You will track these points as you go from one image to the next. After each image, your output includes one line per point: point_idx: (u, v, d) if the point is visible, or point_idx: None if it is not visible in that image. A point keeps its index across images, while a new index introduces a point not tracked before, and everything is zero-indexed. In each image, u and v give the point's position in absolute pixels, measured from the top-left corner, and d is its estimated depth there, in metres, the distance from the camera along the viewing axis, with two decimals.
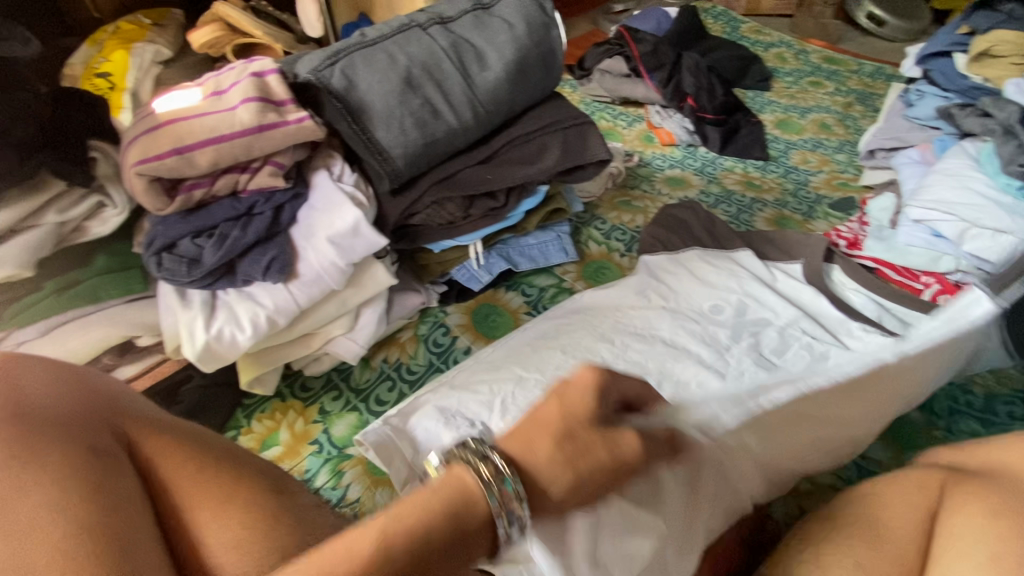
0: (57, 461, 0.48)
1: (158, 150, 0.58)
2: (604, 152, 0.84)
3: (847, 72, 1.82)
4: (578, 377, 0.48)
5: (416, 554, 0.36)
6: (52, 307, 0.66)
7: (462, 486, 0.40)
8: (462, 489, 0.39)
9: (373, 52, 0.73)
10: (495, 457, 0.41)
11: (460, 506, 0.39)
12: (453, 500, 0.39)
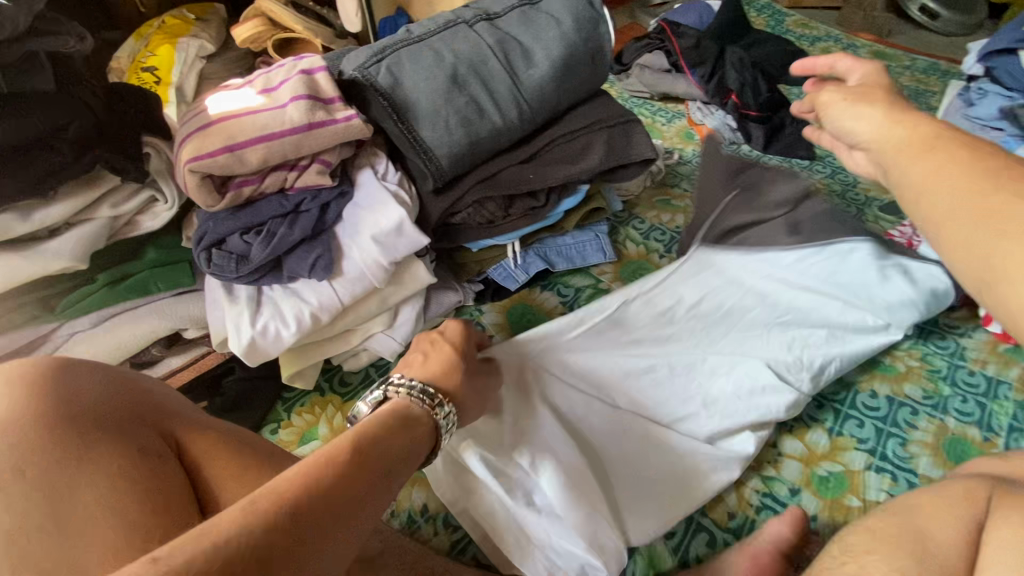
0: (108, 461, 0.52)
1: (211, 148, 0.58)
2: (649, 151, 0.82)
3: (899, 67, 1.73)
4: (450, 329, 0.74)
5: (375, 451, 0.52)
6: (105, 298, 0.67)
7: (402, 411, 0.58)
8: (401, 411, 0.58)
9: (419, 49, 0.72)
10: (428, 389, 0.63)
11: (406, 424, 0.57)
12: (396, 417, 0.57)
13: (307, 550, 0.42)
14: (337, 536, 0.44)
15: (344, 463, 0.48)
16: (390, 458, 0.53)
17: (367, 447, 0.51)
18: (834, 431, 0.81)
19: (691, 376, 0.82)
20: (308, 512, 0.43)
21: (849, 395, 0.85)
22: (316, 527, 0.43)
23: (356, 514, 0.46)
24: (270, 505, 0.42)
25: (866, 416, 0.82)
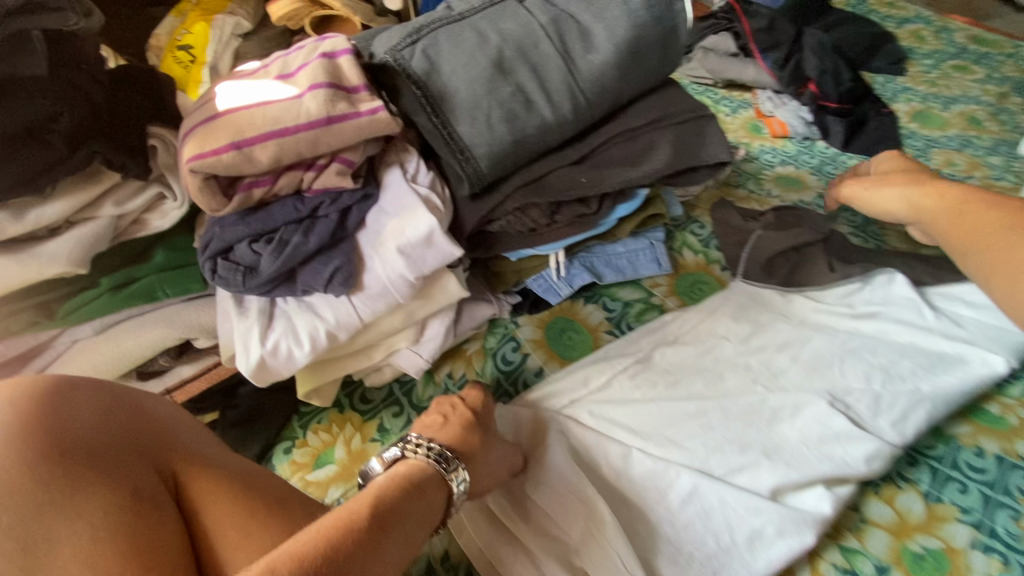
0: (93, 509, 0.44)
1: (215, 144, 0.50)
2: (724, 153, 0.69)
3: (1001, 54, 1.51)
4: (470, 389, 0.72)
5: (398, 514, 0.50)
6: (107, 305, 0.61)
7: (421, 474, 0.57)
8: (419, 474, 0.57)
9: (459, 29, 0.62)
10: (445, 452, 0.61)
11: (421, 485, 0.55)
12: (415, 481, 0.55)
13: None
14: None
15: (367, 523, 0.47)
16: (410, 525, 0.50)
17: (389, 511, 0.50)
18: (931, 497, 0.68)
19: (749, 416, 0.71)
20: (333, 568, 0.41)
21: (947, 451, 0.72)
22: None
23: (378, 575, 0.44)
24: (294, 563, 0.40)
25: (969, 479, 0.70)
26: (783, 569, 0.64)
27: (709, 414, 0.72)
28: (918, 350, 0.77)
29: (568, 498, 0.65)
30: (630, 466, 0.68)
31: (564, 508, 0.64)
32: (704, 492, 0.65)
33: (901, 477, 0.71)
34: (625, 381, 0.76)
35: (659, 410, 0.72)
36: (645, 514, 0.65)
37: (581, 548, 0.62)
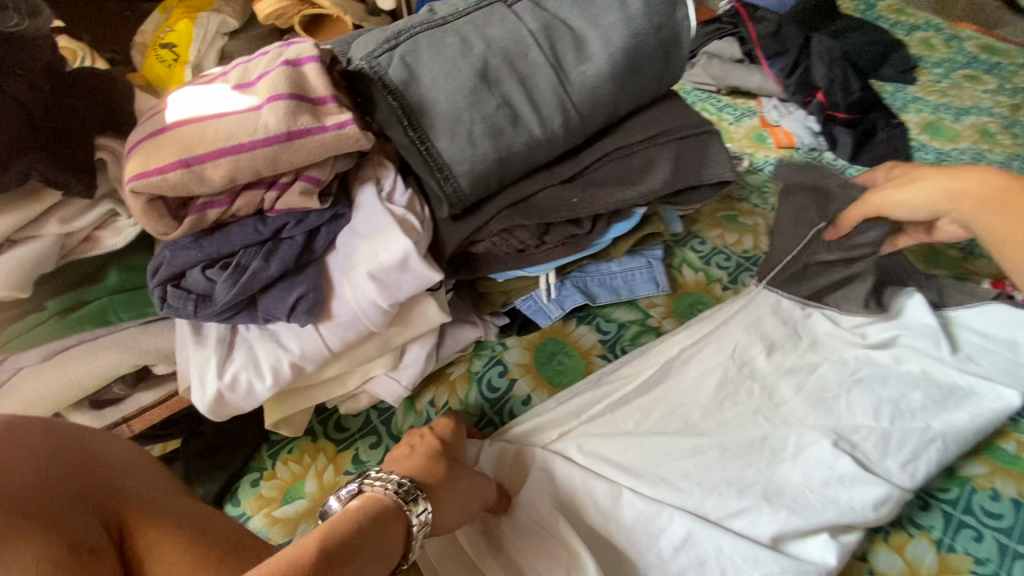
0: (27, 558, 0.39)
1: (160, 162, 0.45)
2: (727, 171, 0.64)
3: (1013, 65, 1.45)
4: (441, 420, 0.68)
5: (348, 550, 0.46)
6: (55, 330, 0.56)
7: (379, 505, 0.53)
8: (376, 506, 0.52)
9: (441, 34, 0.57)
10: (406, 482, 0.56)
11: (375, 517, 0.51)
12: (371, 512, 0.51)
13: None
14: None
15: (314, 563, 0.43)
16: (365, 561, 0.46)
17: (341, 547, 0.46)
18: (943, 545, 0.64)
19: (746, 451, 0.67)
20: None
21: (961, 493, 0.67)
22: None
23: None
24: None
25: (985, 526, 0.65)
26: None
27: (704, 449, 0.67)
28: (931, 382, 0.72)
29: (550, 544, 0.60)
30: (619, 509, 0.63)
31: (545, 555, 0.59)
32: (698, 539, 0.60)
33: (911, 523, 0.66)
34: (617, 412, 0.71)
35: (651, 446, 0.68)
36: (634, 562, 0.61)
37: None
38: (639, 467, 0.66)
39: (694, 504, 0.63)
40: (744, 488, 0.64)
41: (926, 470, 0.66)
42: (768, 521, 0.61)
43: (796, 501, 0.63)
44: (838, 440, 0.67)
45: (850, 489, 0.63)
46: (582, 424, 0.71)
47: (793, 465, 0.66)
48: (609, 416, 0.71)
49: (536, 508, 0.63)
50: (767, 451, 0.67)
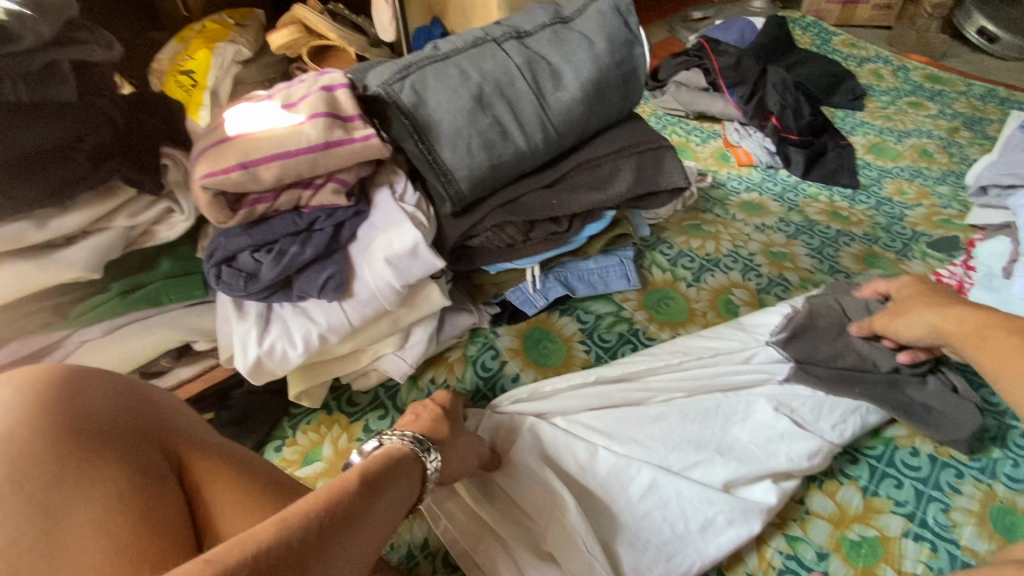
0: (107, 479, 0.48)
1: (225, 165, 0.57)
2: (680, 179, 0.77)
3: (953, 93, 1.63)
4: (442, 394, 0.78)
5: (383, 481, 0.54)
6: (118, 307, 0.67)
7: (398, 452, 0.60)
8: (398, 452, 0.60)
9: (444, 67, 0.70)
10: (418, 435, 0.64)
11: (400, 459, 0.59)
12: (394, 456, 0.59)
13: (335, 558, 0.43)
14: (355, 549, 0.46)
15: (357, 488, 0.50)
16: (394, 494, 0.54)
17: (376, 479, 0.53)
18: (869, 490, 0.75)
19: (704, 415, 0.77)
20: (332, 527, 0.45)
21: (886, 450, 0.79)
22: (342, 541, 0.45)
23: (372, 538, 0.48)
24: (303, 514, 0.44)
25: (904, 476, 0.76)
26: (732, 555, 0.69)
27: (668, 414, 0.77)
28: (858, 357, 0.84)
29: (537, 487, 0.70)
30: (595, 462, 0.72)
31: (532, 498, 0.69)
32: (661, 485, 0.70)
33: (842, 473, 0.77)
34: (591, 383, 0.81)
35: (621, 412, 0.78)
36: (609, 507, 0.70)
37: (547, 534, 0.66)
38: (612, 429, 0.76)
39: (659, 457, 0.73)
40: (699, 445, 0.74)
41: (853, 430, 0.78)
42: (719, 471, 0.72)
43: (742, 454, 0.74)
44: (779, 405, 0.78)
45: (788, 443, 0.75)
46: (564, 395, 0.80)
47: (743, 428, 0.77)
48: (589, 388, 0.81)
49: (526, 462, 0.72)
50: (722, 416, 0.77)
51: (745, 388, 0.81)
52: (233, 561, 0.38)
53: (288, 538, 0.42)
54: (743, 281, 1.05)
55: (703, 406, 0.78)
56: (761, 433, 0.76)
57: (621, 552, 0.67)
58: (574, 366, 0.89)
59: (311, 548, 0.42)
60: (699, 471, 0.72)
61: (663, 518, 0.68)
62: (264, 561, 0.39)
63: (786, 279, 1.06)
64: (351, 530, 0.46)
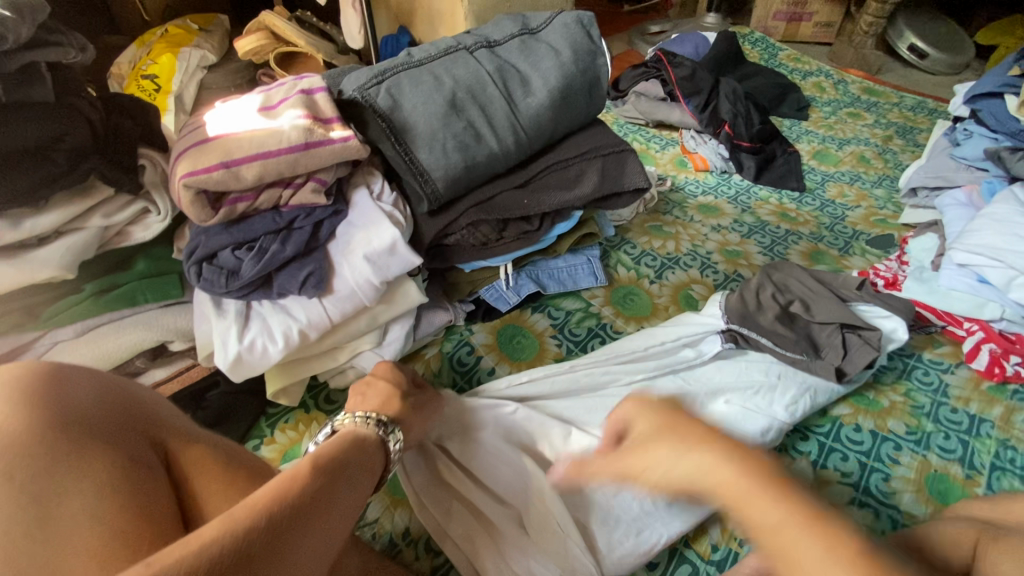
0: (96, 469, 0.48)
1: (206, 164, 0.59)
2: (642, 180, 0.83)
3: (887, 104, 1.77)
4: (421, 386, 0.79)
5: (342, 464, 0.53)
6: (92, 308, 0.68)
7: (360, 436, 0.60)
8: (356, 437, 0.59)
9: (419, 73, 0.73)
10: (377, 416, 0.64)
11: (358, 442, 0.58)
12: (354, 440, 0.58)
13: (294, 545, 0.43)
14: (317, 536, 0.45)
15: (315, 474, 0.49)
16: (354, 477, 0.53)
17: (335, 463, 0.52)
18: (818, 464, 0.81)
19: (671, 402, 0.81)
20: (284, 517, 0.43)
21: (833, 427, 0.86)
22: (300, 525, 0.44)
23: (335, 521, 0.48)
24: (255, 511, 0.43)
25: (850, 450, 0.83)
26: (697, 527, 0.74)
27: (636, 400, 0.81)
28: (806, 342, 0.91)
29: (511, 467, 0.73)
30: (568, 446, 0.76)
31: (506, 481, 0.72)
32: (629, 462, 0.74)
33: (794, 450, 0.83)
34: (562, 370, 0.86)
35: (589, 398, 0.82)
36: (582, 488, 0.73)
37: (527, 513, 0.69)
38: (581, 413, 0.80)
39: None
40: None
41: (804, 410, 0.83)
42: None
43: None
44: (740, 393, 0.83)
45: (748, 420, 0.80)
46: (540, 384, 0.84)
47: (703, 412, 0.82)
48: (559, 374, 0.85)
49: (499, 443, 0.75)
50: (686, 399, 0.82)
51: (710, 379, 0.85)
52: (180, 560, 0.37)
53: (236, 530, 0.41)
54: (702, 277, 1.11)
55: (668, 390, 0.83)
56: (722, 415, 0.81)
57: (595, 529, 0.70)
58: (547, 359, 0.93)
59: (268, 543, 0.41)
60: None
61: (633, 497, 0.71)
62: (204, 558, 0.38)
63: (741, 275, 1.13)
64: (309, 518, 0.45)
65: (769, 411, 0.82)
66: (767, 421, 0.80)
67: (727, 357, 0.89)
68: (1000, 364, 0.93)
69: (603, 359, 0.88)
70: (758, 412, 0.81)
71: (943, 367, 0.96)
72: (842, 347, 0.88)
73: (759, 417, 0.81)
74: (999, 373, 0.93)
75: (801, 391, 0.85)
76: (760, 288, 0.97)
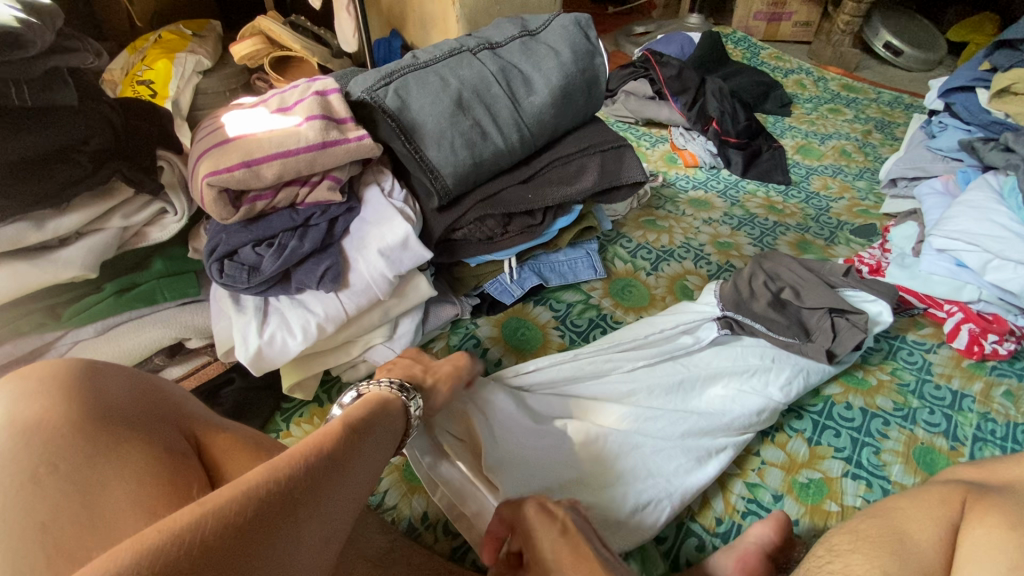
0: (136, 458, 0.50)
1: (228, 163, 0.61)
2: (640, 174, 0.86)
3: (866, 100, 1.84)
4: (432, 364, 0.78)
5: (368, 424, 0.55)
6: (112, 306, 0.70)
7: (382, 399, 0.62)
8: (381, 399, 0.61)
9: (425, 74, 0.76)
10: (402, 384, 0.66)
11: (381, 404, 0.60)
12: (378, 402, 0.60)
13: (328, 496, 0.45)
14: (348, 487, 0.48)
15: (343, 433, 0.51)
16: (379, 435, 0.55)
17: (361, 422, 0.55)
18: (813, 441, 0.85)
19: (674, 385, 0.85)
20: (321, 467, 0.46)
21: (825, 406, 0.90)
22: (333, 477, 0.47)
23: (362, 475, 0.50)
24: (293, 460, 0.45)
25: (842, 426, 0.87)
26: (700, 501, 0.78)
27: (641, 381, 0.85)
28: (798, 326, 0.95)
29: (522, 442, 0.75)
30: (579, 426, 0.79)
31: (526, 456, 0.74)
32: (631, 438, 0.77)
33: (790, 428, 0.87)
34: (575, 353, 0.89)
35: (600, 380, 0.85)
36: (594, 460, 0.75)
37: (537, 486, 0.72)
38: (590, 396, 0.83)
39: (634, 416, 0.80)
40: (671, 406, 0.82)
41: (798, 390, 0.88)
42: (685, 423, 0.80)
43: (706, 413, 0.82)
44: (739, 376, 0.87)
45: (746, 400, 0.84)
46: (553, 367, 0.86)
47: (703, 394, 0.86)
48: (573, 357, 0.88)
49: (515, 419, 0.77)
50: (687, 381, 0.86)
51: (711, 365, 0.89)
52: (228, 501, 0.39)
53: (279, 477, 0.43)
54: (695, 268, 1.15)
55: (669, 373, 0.87)
56: (720, 397, 0.85)
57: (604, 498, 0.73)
58: (551, 350, 0.96)
59: (306, 491, 0.44)
60: (671, 426, 0.79)
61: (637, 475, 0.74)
62: (255, 499, 0.40)
63: (733, 265, 1.17)
64: (342, 471, 0.48)
65: (765, 392, 0.86)
66: (763, 402, 0.85)
67: (723, 342, 0.93)
68: (978, 343, 0.98)
69: (613, 341, 0.91)
70: (753, 390, 0.86)
71: (926, 347, 1.01)
72: (831, 330, 0.93)
73: (755, 398, 0.85)
74: (979, 350, 0.98)
75: (794, 373, 0.89)
76: (752, 276, 1.01)
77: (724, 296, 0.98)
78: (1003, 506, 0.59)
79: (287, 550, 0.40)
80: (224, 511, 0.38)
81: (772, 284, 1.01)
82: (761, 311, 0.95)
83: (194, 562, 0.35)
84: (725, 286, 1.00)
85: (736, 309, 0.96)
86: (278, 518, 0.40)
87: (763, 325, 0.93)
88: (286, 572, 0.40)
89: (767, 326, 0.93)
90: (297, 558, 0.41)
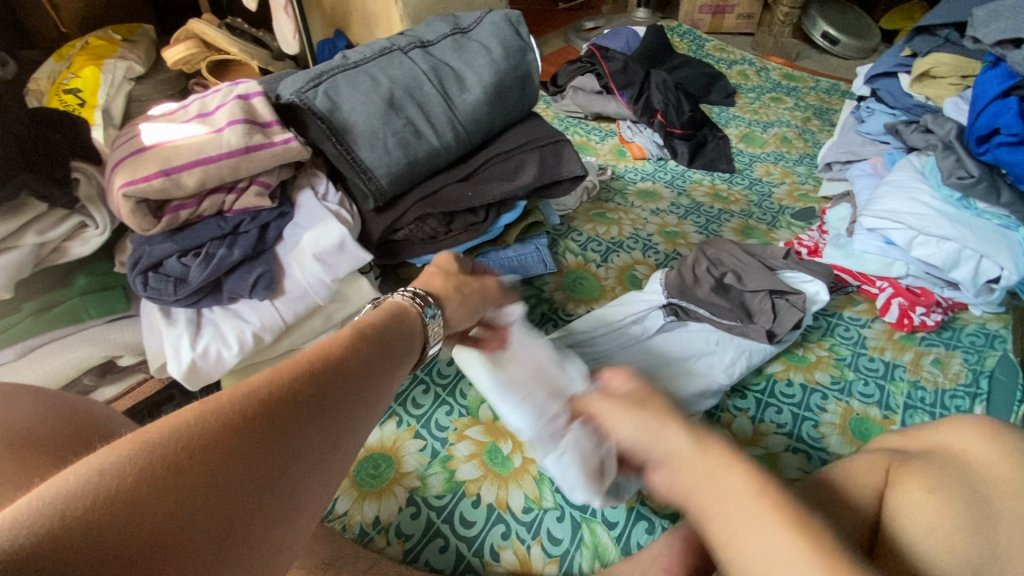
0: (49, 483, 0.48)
1: (145, 172, 0.59)
2: (579, 168, 0.87)
3: (805, 88, 1.91)
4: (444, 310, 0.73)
5: (384, 333, 0.54)
6: (34, 326, 0.67)
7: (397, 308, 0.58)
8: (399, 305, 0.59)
9: (355, 74, 0.75)
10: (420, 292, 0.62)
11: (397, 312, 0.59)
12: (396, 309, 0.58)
13: (339, 400, 0.44)
14: (361, 393, 0.46)
15: (354, 343, 0.49)
16: (394, 343, 0.54)
17: (375, 330, 0.53)
18: (756, 418, 0.88)
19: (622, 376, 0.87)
20: (326, 376, 0.44)
21: (767, 384, 0.94)
22: (342, 383, 0.45)
23: (376, 382, 0.49)
24: (298, 366, 0.43)
25: (783, 403, 0.91)
26: None
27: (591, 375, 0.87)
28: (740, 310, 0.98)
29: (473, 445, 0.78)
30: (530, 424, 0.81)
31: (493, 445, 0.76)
32: None
33: (735, 408, 0.90)
34: None
35: None
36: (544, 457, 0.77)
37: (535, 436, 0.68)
38: None
39: None
40: None
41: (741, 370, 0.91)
42: None
43: None
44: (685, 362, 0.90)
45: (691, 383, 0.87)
46: None
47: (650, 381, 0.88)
48: None
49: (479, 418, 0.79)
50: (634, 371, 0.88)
51: (657, 354, 0.91)
52: (228, 401, 0.38)
53: (282, 381, 0.41)
54: (644, 258, 1.18)
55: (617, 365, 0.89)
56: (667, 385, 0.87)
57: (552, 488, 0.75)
58: None
59: (312, 395, 0.42)
60: None
61: None
62: (251, 409, 0.38)
63: (680, 253, 1.20)
64: (347, 382, 0.46)
65: (709, 375, 0.89)
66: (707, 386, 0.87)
67: (670, 329, 0.95)
68: (908, 316, 1.04)
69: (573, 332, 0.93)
70: (699, 375, 0.88)
71: (861, 323, 1.06)
72: (772, 311, 0.96)
73: (700, 381, 0.87)
74: (909, 323, 1.03)
75: (737, 356, 0.92)
76: (695, 263, 1.04)
77: (670, 280, 1.00)
78: (926, 469, 0.60)
79: (296, 447, 0.39)
80: (223, 410, 0.37)
81: (716, 270, 1.03)
82: (705, 297, 0.98)
83: (201, 459, 0.34)
84: (668, 276, 1.02)
85: (680, 297, 0.97)
86: (282, 418, 0.39)
87: (709, 310, 0.96)
88: (298, 470, 0.39)
89: (712, 311, 0.96)
90: (309, 455, 0.40)
